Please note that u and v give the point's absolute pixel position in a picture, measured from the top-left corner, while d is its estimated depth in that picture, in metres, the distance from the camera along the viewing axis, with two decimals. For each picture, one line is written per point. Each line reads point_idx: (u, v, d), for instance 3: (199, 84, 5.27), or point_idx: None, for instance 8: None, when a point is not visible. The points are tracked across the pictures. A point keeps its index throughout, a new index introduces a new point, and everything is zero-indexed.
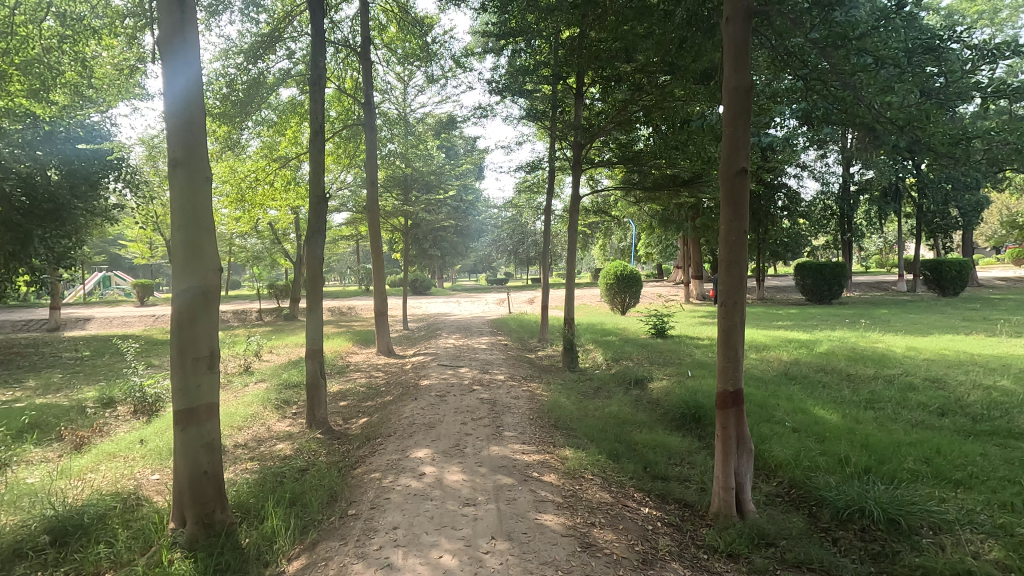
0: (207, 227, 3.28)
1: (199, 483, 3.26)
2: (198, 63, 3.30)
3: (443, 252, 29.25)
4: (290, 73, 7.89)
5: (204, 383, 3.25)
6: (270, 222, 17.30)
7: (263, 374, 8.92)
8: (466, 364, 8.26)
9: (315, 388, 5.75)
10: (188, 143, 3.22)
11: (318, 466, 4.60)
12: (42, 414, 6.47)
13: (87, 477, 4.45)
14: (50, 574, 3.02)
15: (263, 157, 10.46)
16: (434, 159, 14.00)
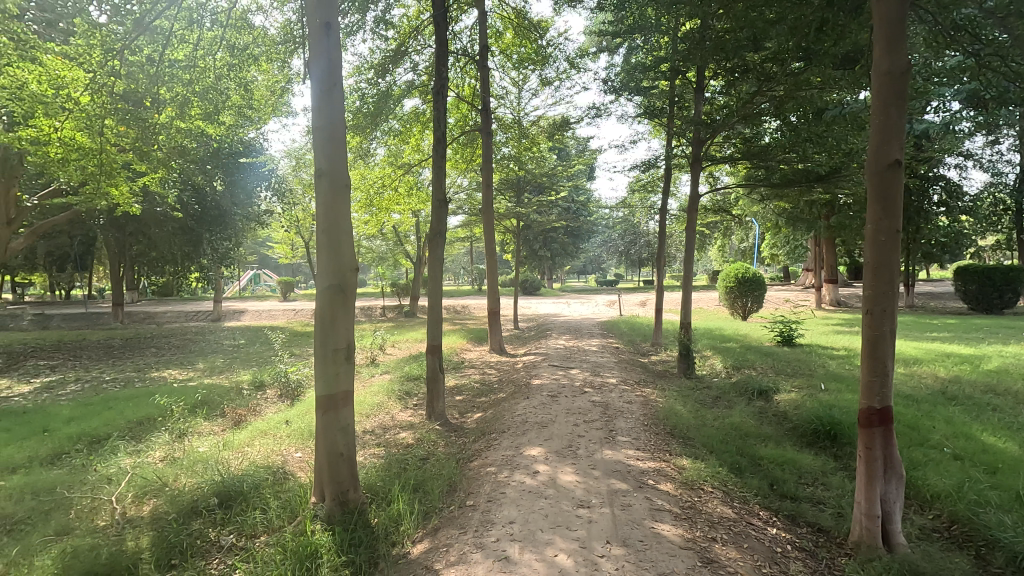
0: (346, 231, 3.58)
1: (336, 463, 3.56)
2: (341, 81, 3.62)
3: (553, 253, 29.43)
4: (415, 84, 8.38)
5: (342, 372, 3.55)
6: (394, 225, 18.52)
7: (387, 366, 9.58)
8: (577, 366, 8.24)
9: (434, 382, 6.05)
10: (331, 154, 3.54)
11: (437, 456, 4.85)
12: (209, 393, 7.50)
13: (245, 450, 5.09)
14: (219, 532, 3.50)
15: (389, 164, 11.22)
16: (547, 161, 14.10)
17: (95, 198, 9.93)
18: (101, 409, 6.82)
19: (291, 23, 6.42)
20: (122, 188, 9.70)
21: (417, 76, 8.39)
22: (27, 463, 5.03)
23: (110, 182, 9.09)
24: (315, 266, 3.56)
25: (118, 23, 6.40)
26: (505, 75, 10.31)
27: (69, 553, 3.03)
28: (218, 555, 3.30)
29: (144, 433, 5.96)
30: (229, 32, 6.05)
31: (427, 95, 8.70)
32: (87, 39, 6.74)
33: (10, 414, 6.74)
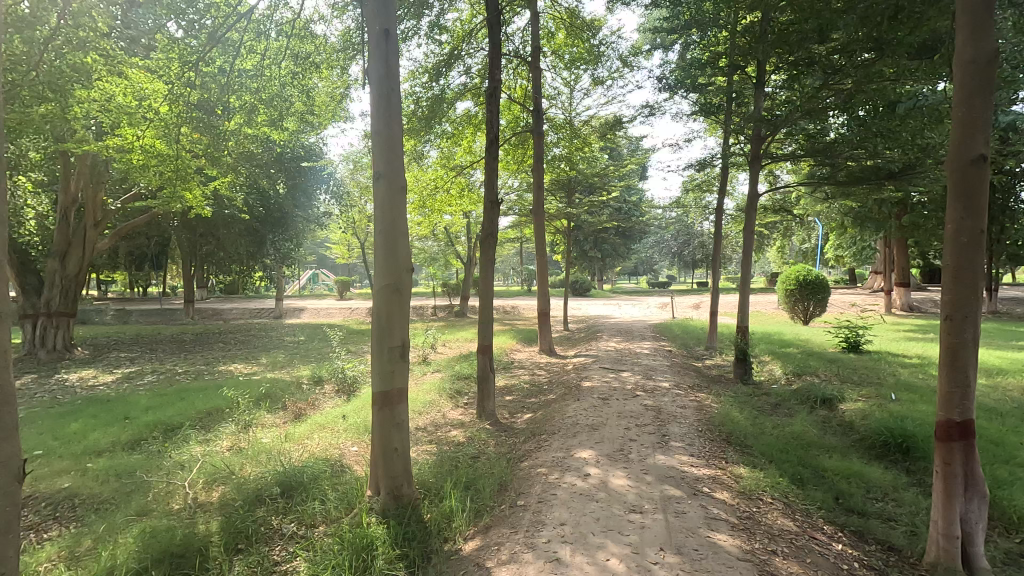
0: (402, 232, 3.67)
1: (390, 458, 3.65)
2: (399, 85, 3.71)
3: (604, 254, 29.10)
4: (469, 87, 8.48)
5: (397, 369, 3.63)
6: (446, 227, 18.84)
7: (438, 365, 9.75)
8: (629, 369, 8.11)
9: (485, 382, 6.10)
10: (389, 157, 3.63)
11: (488, 455, 4.88)
12: (272, 386, 7.87)
13: (305, 443, 5.30)
14: (281, 520, 3.66)
15: (441, 166, 11.40)
16: (598, 160, 13.96)
17: (172, 202, 10.62)
18: (175, 399, 7.26)
19: (349, 31, 6.62)
20: (196, 193, 10.33)
21: (470, 79, 8.49)
22: (111, 447, 5.43)
23: (184, 186, 9.70)
24: (373, 266, 3.67)
25: (193, 38, 6.80)
26: (557, 75, 10.27)
27: (148, 533, 3.25)
28: (280, 541, 3.45)
29: (213, 423, 6.30)
30: (292, 41, 6.33)
31: (480, 98, 8.79)
32: (167, 53, 7.20)
33: (96, 402, 7.30)
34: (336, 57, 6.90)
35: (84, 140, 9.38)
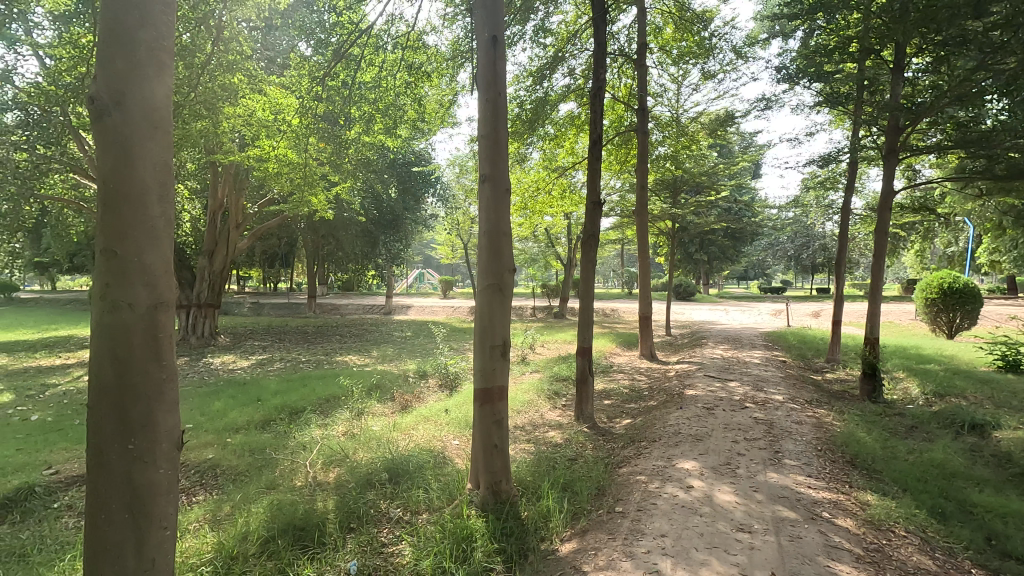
0: (506, 234, 3.73)
1: (490, 455, 3.72)
2: (504, 90, 3.79)
3: (711, 257, 27.69)
4: (572, 88, 8.47)
5: (498, 368, 3.70)
6: (547, 228, 18.95)
7: (537, 365, 9.84)
8: (737, 378, 7.65)
9: (584, 384, 6.05)
10: (494, 161, 3.72)
11: (586, 458, 4.84)
12: (382, 378, 8.38)
13: (411, 433, 5.59)
14: (390, 503, 3.89)
15: (543, 168, 11.48)
16: (707, 158, 13.32)
17: (301, 206, 11.69)
18: (299, 385, 7.98)
19: (458, 40, 6.91)
20: (320, 197, 11.28)
21: (574, 79, 8.47)
22: (246, 425, 6.08)
23: (310, 191, 10.66)
24: (477, 265, 3.78)
25: (320, 56, 7.44)
26: (664, 71, 9.92)
27: (275, 506, 3.60)
28: (388, 524, 3.66)
29: (331, 409, 6.85)
30: (406, 52, 6.73)
31: (583, 99, 8.76)
32: (298, 71, 7.95)
33: (235, 384, 8.21)
34: (445, 66, 7.24)
35: (230, 151, 10.61)
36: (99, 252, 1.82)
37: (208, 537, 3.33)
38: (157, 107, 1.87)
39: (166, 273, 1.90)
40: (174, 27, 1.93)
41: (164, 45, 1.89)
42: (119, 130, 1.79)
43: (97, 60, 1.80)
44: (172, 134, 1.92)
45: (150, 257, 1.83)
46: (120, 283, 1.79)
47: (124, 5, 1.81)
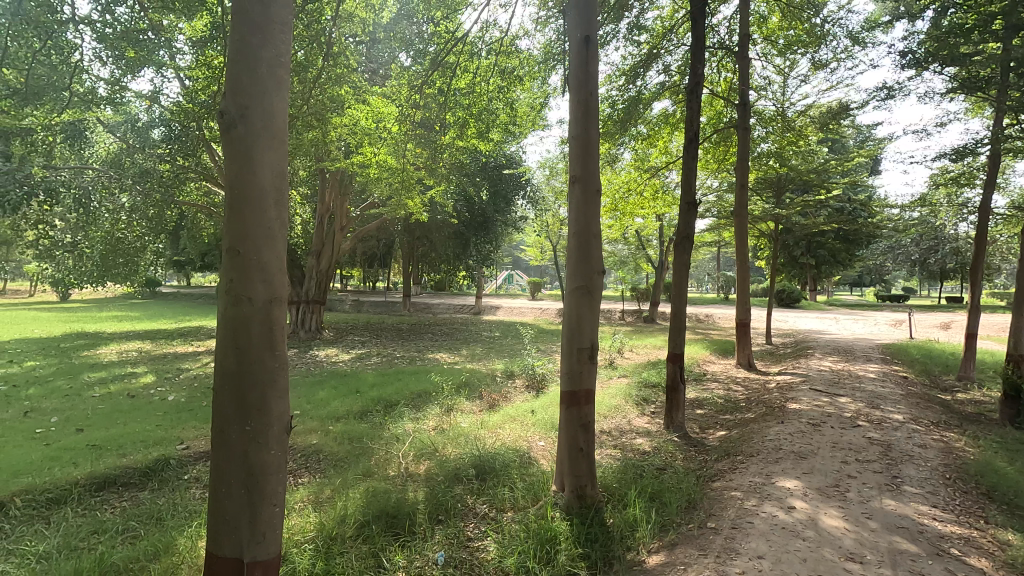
0: (595, 235, 3.68)
1: (576, 458, 3.67)
2: (597, 90, 3.74)
3: (819, 261, 25.61)
4: (667, 85, 8.20)
5: (585, 371, 3.66)
6: (638, 229, 18.47)
7: (625, 370, 9.62)
8: (849, 394, 7.01)
9: (674, 392, 5.83)
10: (585, 162, 3.69)
11: (676, 469, 4.65)
12: (471, 376, 8.60)
13: (497, 431, 5.68)
14: (476, 499, 3.98)
15: (635, 168, 11.22)
16: (816, 154, 12.34)
17: (399, 209, 12.29)
18: (394, 379, 8.39)
19: (551, 43, 6.94)
20: (416, 201, 11.80)
21: (669, 76, 8.21)
22: (345, 415, 6.48)
23: (407, 195, 11.17)
24: (565, 267, 3.75)
25: (419, 66, 7.79)
26: (768, 63, 9.33)
27: (370, 493, 3.81)
28: (474, 519, 3.74)
29: (422, 403, 7.13)
30: (499, 57, 6.88)
31: (679, 96, 8.46)
32: (399, 81, 8.37)
33: (337, 376, 8.78)
34: (537, 69, 7.30)
35: (337, 159, 11.38)
36: (225, 251, 2.02)
37: (311, 517, 3.59)
38: (276, 119, 2.04)
39: (280, 270, 2.07)
40: (291, 44, 2.11)
41: (282, 62, 2.07)
42: (243, 140, 1.98)
43: (227, 79, 2.01)
44: (288, 143, 2.09)
45: (266, 255, 2.01)
46: (241, 279, 1.98)
47: (249, 28, 2.00)
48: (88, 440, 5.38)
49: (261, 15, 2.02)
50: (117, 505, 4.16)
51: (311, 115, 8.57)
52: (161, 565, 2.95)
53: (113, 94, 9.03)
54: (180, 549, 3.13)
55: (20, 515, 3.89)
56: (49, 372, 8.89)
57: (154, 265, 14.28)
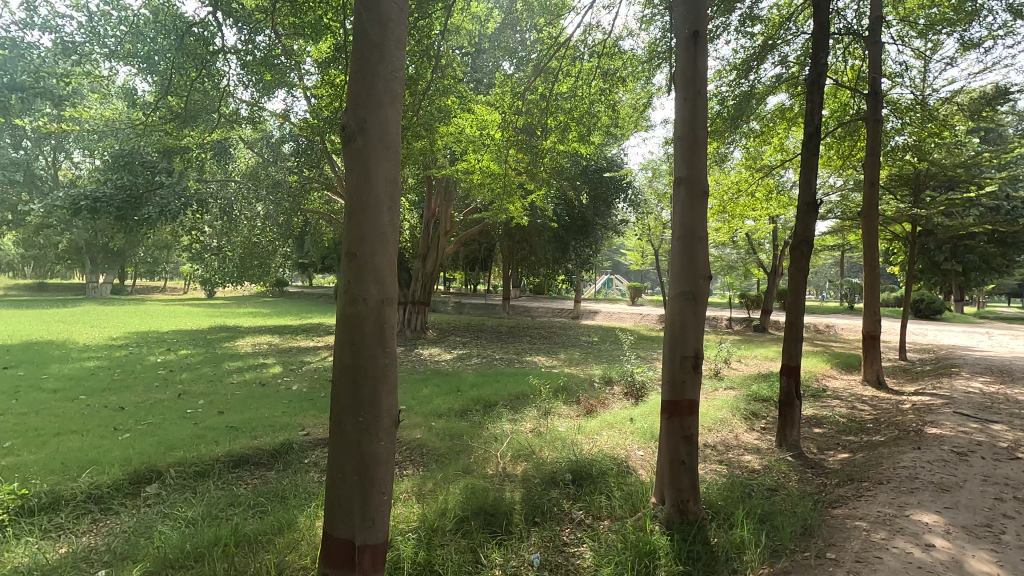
0: (702, 238, 3.51)
1: (677, 471, 3.51)
2: (706, 86, 3.57)
3: (968, 267, 22.47)
4: (784, 78, 7.64)
5: (688, 380, 3.50)
6: (749, 232, 17.36)
7: (732, 381, 9.06)
8: (1006, 421, 6.07)
9: (788, 407, 5.39)
10: (691, 162, 3.54)
11: (789, 491, 4.29)
12: (569, 380, 8.57)
13: (595, 438, 5.60)
14: (572, 505, 3.96)
15: (746, 168, 10.57)
16: (967, 146, 10.86)
17: (500, 213, 12.58)
18: (494, 380, 8.59)
19: (656, 41, 6.75)
20: (517, 205, 12.00)
21: (786, 68, 7.66)
22: (447, 412, 6.73)
23: (508, 200, 11.39)
24: (670, 272, 3.62)
25: (522, 73, 7.93)
26: (905, 47, 8.38)
27: (469, 489, 3.92)
28: (570, 524, 3.71)
29: (520, 405, 7.23)
30: (602, 60, 6.81)
31: (798, 89, 7.86)
32: (503, 88, 8.59)
33: (440, 375, 9.17)
34: (641, 69, 7.12)
35: (443, 166, 11.88)
36: (345, 254, 2.19)
37: (414, 508, 3.77)
38: (390, 131, 2.17)
39: (391, 273, 2.20)
40: (405, 58, 2.23)
41: (397, 77, 2.20)
42: (362, 152, 2.13)
43: (348, 95, 2.17)
44: (401, 152, 2.21)
45: (380, 258, 2.15)
46: (358, 281, 2.13)
47: (368, 47, 2.15)
48: (227, 422, 6.07)
49: (379, 34, 2.17)
50: (250, 482, 4.65)
51: (420, 126, 9.03)
52: (284, 540, 3.24)
53: (253, 114, 10.13)
54: (300, 527, 3.42)
55: (174, 484, 4.47)
56: (198, 360, 10.13)
57: (283, 267, 15.79)
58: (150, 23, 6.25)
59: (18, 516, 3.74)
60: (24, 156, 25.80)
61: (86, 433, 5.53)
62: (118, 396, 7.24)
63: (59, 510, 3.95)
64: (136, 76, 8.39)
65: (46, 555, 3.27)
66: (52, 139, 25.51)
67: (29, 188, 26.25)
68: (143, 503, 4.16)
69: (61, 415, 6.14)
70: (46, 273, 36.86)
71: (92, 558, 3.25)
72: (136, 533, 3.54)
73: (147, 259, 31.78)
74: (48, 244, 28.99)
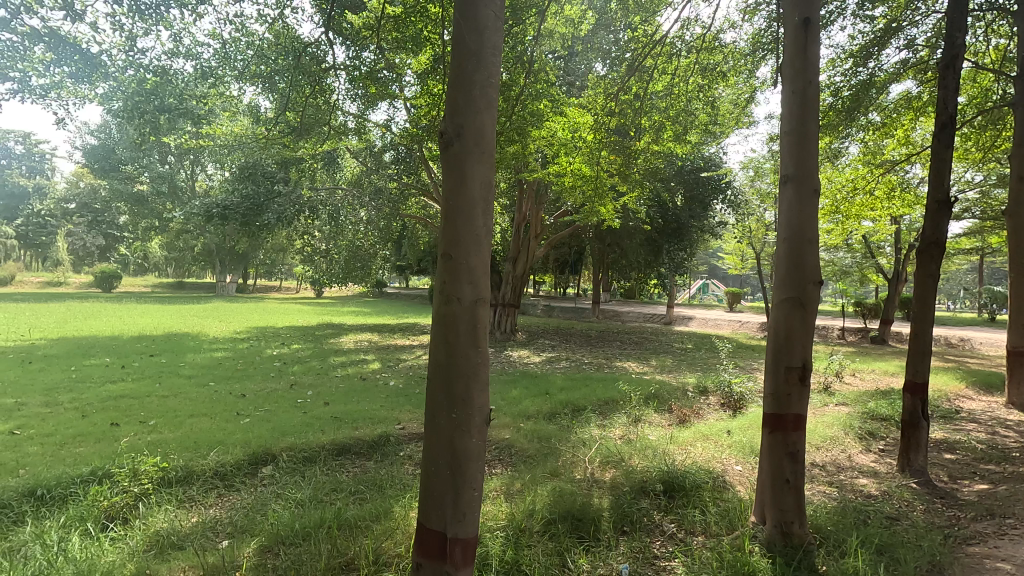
0: (811, 239, 3.26)
1: (781, 491, 3.26)
2: (817, 76, 3.31)
3: None
4: (911, 63, 6.90)
5: (794, 394, 3.24)
6: (867, 234, 15.85)
7: (844, 397, 8.30)
8: None
9: (913, 429, 4.83)
10: (800, 159, 3.30)
11: (913, 522, 3.84)
12: (661, 388, 8.28)
13: (688, 449, 5.38)
14: (663, 517, 3.82)
15: (863, 164, 9.68)
16: None
17: (590, 216, 12.46)
18: (583, 385, 8.50)
19: (761, 32, 6.38)
20: (609, 208, 11.81)
21: (913, 53, 6.92)
22: (536, 414, 6.76)
23: (599, 202, 11.25)
24: (774, 276, 3.39)
25: (615, 73, 7.83)
26: None
27: (557, 493, 3.91)
28: (660, 537, 3.59)
29: (610, 411, 7.10)
30: (700, 55, 6.52)
31: (927, 75, 7.07)
32: (596, 90, 8.54)
33: (528, 377, 9.23)
34: (744, 62, 6.72)
35: (535, 170, 11.99)
36: (441, 257, 2.28)
37: (502, 507, 3.82)
38: (486, 137, 2.22)
39: (485, 273, 2.25)
40: (500, 64, 2.28)
41: (493, 83, 2.24)
42: (458, 157, 2.21)
43: (446, 102, 2.26)
44: (496, 155, 2.25)
45: (473, 260, 2.21)
46: (453, 281, 2.20)
47: (465, 54, 2.22)
48: (331, 413, 6.51)
49: (477, 42, 2.23)
50: (351, 470, 4.97)
51: (512, 130, 9.18)
52: (381, 527, 3.42)
53: (359, 125, 10.85)
54: (395, 516, 3.59)
55: (285, 467, 4.88)
56: (307, 355, 10.98)
57: (383, 269, 16.70)
58: (273, 46, 6.86)
59: (159, 485, 4.26)
60: (169, 170, 29.31)
61: (214, 416, 6.18)
62: (241, 384, 8.02)
63: (192, 483, 4.45)
64: (260, 94, 9.26)
65: (182, 522, 3.69)
66: (191, 155, 28.73)
67: (172, 199, 29.88)
68: (260, 483, 4.59)
69: (194, 399, 6.92)
70: (184, 274, 41.62)
71: (217, 528, 3.62)
72: (254, 509, 3.90)
73: (265, 261, 34.99)
74: (187, 248, 32.70)
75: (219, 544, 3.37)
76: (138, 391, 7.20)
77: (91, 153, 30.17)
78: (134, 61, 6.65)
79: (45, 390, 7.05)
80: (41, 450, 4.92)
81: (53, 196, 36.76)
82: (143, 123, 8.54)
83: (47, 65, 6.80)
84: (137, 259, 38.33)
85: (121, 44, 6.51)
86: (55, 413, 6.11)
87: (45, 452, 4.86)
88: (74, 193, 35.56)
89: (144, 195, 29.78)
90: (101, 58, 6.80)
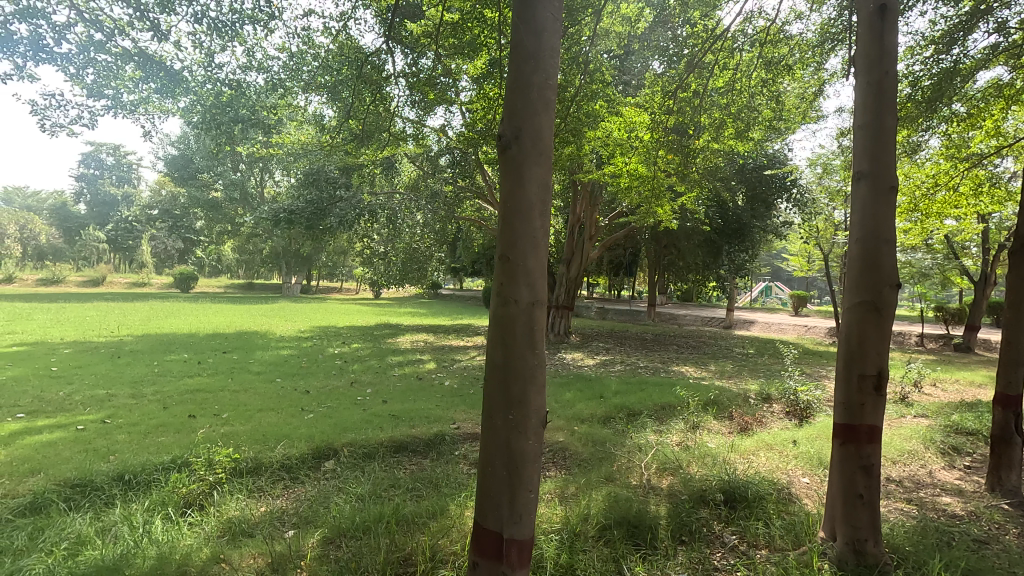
0: (888, 240, 3.05)
1: (853, 506, 3.08)
2: (895, 65, 3.11)
3: None
4: (1002, 47, 6.33)
5: (868, 404, 3.05)
6: (950, 232, 14.69)
7: (924, 408, 7.74)
8: None
9: (1004, 445, 4.44)
10: (875, 154, 3.11)
11: (1005, 547, 3.53)
12: (721, 394, 8.00)
13: (750, 458, 5.17)
14: (724, 528, 3.69)
15: (946, 158, 8.98)
16: None
17: (646, 216, 12.21)
18: (638, 389, 8.33)
19: (830, 21, 6.03)
20: (666, 208, 11.52)
21: (1005, 36, 6.35)
22: (590, 418, 6.69)
23: (656, 202, 11.01)
24: (846, 278, 3.21)
25: (673, 71, 7.65)
26: None
27: (612, 498, 3.86)
28: (721, 548, 3.47)
29: (666, 417, 6.92)
30: (764, 48, 6.28)
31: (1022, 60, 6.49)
32: (652, 89, 8.38)
33: (582, 379, 9.15)
34: (811, 54, 6.36)
35: (589, 171, 11.86)
36: (499, 258, 2.29)
37: (557, 509, 3.81)
38: (544, 139, 2.22)
39: (542, 275, 2.26)
40: (558, 65, 2.28)
41: (550, 84, 2.25)
42: (517, 159, 2.21)
43: (505, 105, 2.27)
44: (554, 157, 2.25)
45: (530, 261, 2.21)
46: (510, 282, 2.21)
47: (524, 57, 2.23)
48: (389, 411, 6.69)
49: (536, 43, 2.23)
50: (408, 467, 5.08)
51: (568, 132, 9.14)
52: (438, 524, 3.48)
53: (417, 131, 11.12)
54: (451, 514, 3.65)
55: (347, 462, 5.06)
56: (366, 354, 11.35)
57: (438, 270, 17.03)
58: (337, 56, 7.13)
59: (231, 474, 4.51)
60: (241, 178, 31.00)
61: (280, 411, 6.49)
62: (305, 380, 8.38)
63: (260, 475, 4.68)
64: (325, 103, 9.67)
65: (252, 511, 3.89)
66: (261, 163, 30.31)
67: (244, 205, 31.65)
68: (323, 476, 4.78)
69: (263, 394, 7.29)
70: (254, 276, 43.89)
71: (284, 518, 3.80)
72: (317, 501, 4.07)
73: (328, 263, 36.44)
74: (256, 250, 34.50)
75: (285, 533, 3.53)
76: (212, 386, 7.65)
77: (172, 163, 32.37)
78: (212, 75, 7.08)
79: (131, 383, 7.62)
80: (128, 438, 5.32)
81: (140, 203, 39.68)
82: (220, 133, 9.08)
83: (136, 82, 7.34)
84: (212, 261, 40.80)
85: (200, 60, 6.95)
86: (141, 404, 6.60)
87: (133, 440, 5.25)
88: (157, 200, 38.43)
89: (218, 202, 31.74)
90: (183, 74, 7.27)
